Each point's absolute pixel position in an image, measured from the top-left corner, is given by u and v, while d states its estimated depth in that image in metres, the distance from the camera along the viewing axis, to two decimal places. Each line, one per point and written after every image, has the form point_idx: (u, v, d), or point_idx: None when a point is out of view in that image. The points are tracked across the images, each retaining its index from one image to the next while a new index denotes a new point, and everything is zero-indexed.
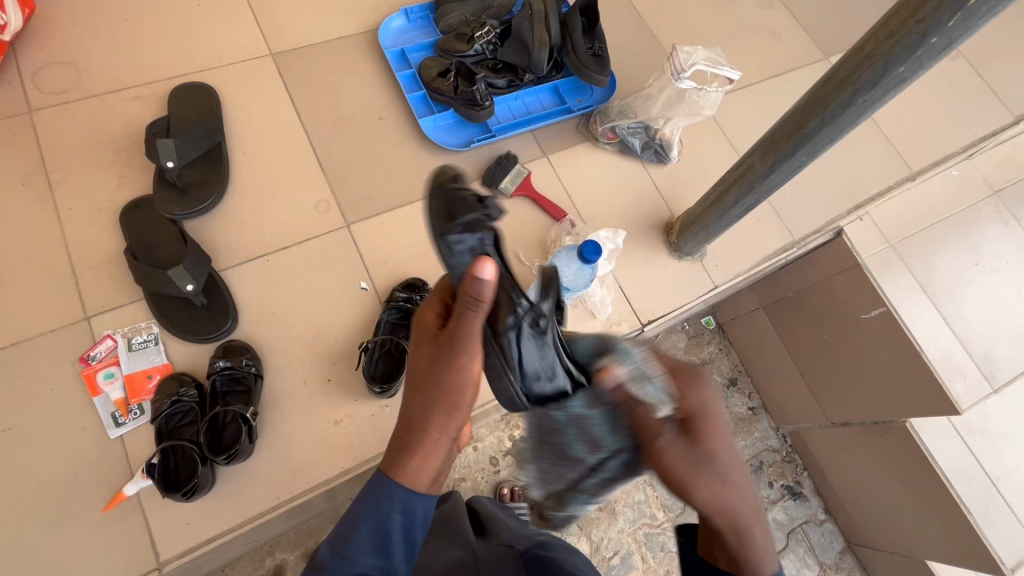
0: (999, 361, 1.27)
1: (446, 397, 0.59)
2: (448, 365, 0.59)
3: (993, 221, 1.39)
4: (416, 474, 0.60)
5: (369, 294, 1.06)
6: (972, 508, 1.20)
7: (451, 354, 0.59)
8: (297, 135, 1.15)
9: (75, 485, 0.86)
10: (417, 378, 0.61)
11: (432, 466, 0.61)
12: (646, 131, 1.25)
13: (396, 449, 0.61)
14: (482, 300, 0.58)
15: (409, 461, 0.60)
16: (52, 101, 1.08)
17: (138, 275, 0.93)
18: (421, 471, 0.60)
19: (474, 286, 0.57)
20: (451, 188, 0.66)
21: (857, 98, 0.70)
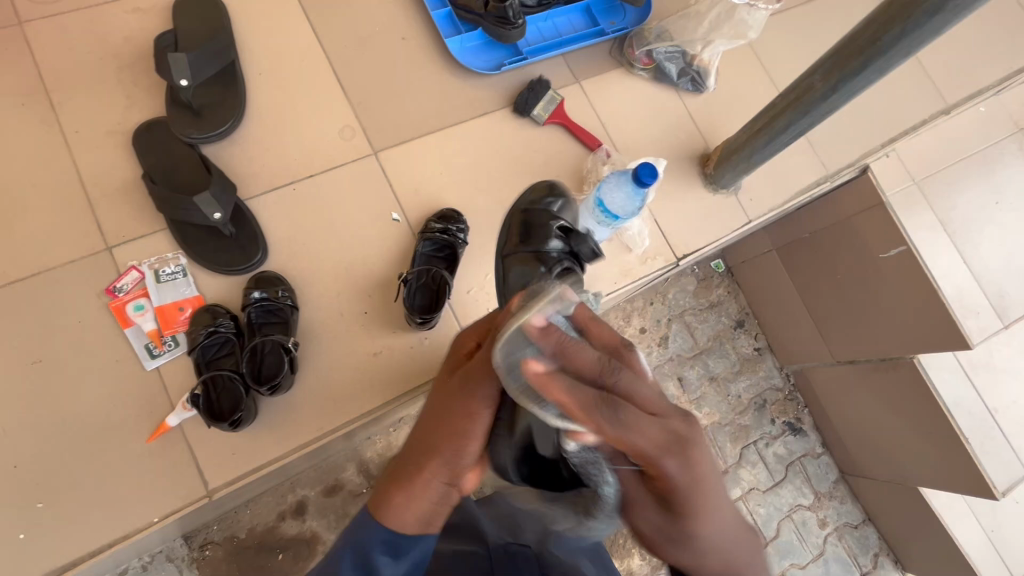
0: (1012, 299, 1.29)
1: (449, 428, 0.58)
2: (464, 410, 0.57)
3: (1017, 158, 1.38)
4: (400, 515, 0.59)
5: (401, 226, 1.02)
6: (971, 437, 1.26)
7: (467, 399, 0.57)
8: (315, 56, 1.07)
9: (115, 417, 0.85)
10: (440, 415, 0.59)
11: (410, 512, 0.59)
12: (683, 57, 1.19)
13: (385, 486, 0.60)
14: None
15: (393, 499, 0.59)
16: (43, 10, 0.98)
17: (161, 202, 0.88)
18: (406, 512, 0.59)
19: (514, 326, 0.52)
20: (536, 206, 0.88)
21: (948, 3, 0.66)
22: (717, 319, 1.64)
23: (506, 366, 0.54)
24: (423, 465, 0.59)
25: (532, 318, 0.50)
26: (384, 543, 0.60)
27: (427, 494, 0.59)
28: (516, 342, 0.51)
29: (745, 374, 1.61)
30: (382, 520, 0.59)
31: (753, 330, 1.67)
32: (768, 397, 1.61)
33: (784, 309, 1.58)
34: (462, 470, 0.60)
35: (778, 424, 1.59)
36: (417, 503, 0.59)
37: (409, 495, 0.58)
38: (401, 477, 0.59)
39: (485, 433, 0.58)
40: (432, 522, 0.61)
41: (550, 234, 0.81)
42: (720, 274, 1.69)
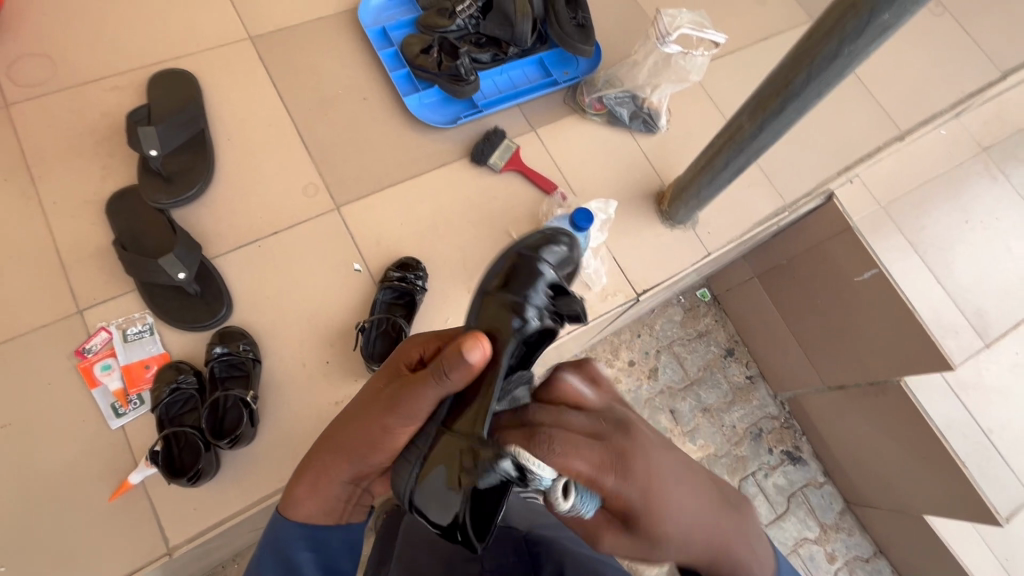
0: (991, 316, 1.26)
1: (360, 443, 0.59)
2: (380, 424, 0.57)
3: (982, 177, 1.38)
4: (304, 505, 0.62)
5: (363, 275, 1.06)
6: (968, 462, 1.21)
7: (385, 412, 0.57)
8: (281, 119, 1.14)
9: (80, 477, 0.87)
10: (358, 423, 0.59)
11: (312, 503, 0.62)
12: (634, 100, 1.24)
13: (298, 477, 0.64)
14: (447, 376, 0.53)
15: (302, 493, 0.62)
16: (28, 93, 1.06)
17: (128, 266, 0.92)
18: (312, 504, 0.62)
19: (453, 363, 0.52)
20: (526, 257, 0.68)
21: (843, 48, 0.70)
22: (706, 348, 1.63)
23: (427, 392, 0.54)
24: (335, 462, 0.61)
25: (466, 357, 0.52)
26: (302, 538, 0.62)
27: (333, 488, 0.62)
28: (446, 374, 0.53)
29: (739, 403, 1.58)
30: (292, 507, 0.62)
31: (743, 358, 1.65)
32: (765, 427, 1.58)
33: (768, 336, 1.58)
34: (370, 471, 0.61)
35: (776, 453, 1.56)
36: (324, 497, 0.62)
37: (318, 488, 0.62)
38: (316, 467, 0.62)
39: (397, 446, 0.58)
40: (343, 514, 0.64)
41: (536, 290, 0.63)
42: (706, 302, 1.69)
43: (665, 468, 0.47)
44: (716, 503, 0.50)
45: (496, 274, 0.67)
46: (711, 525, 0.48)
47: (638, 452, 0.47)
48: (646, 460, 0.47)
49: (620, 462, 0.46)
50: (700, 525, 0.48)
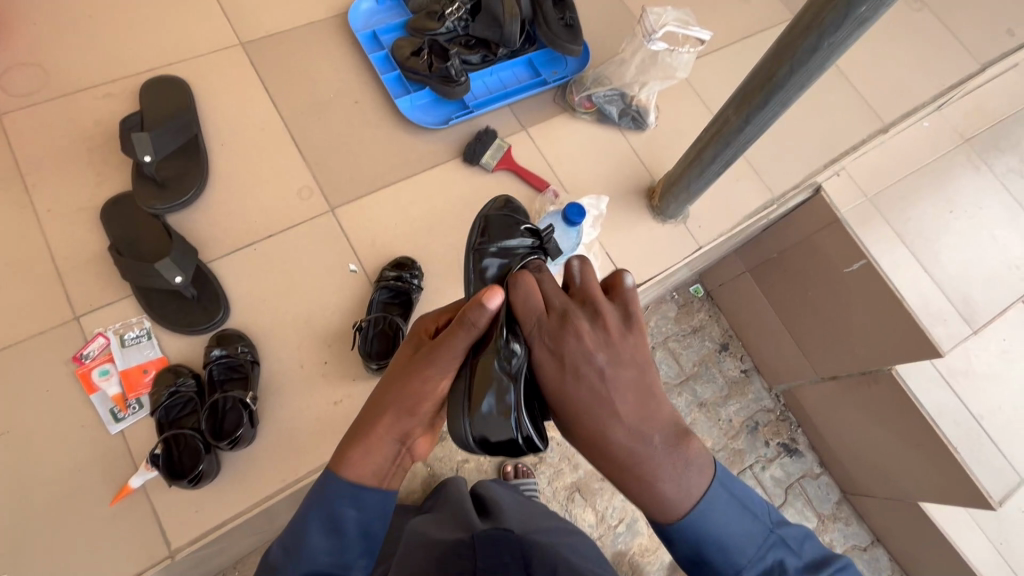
0: (977, 303, 1.29)
1: (407, 394, 0.62)
2: (421, 374, 0.62)
3: (965, 167, 1.41)
4: (360, 468, 0.61)
5: (359, 276, 1.06)
6: (960, 446, 1.23)
7: (426, 361, 0.62)
8: (275, 124, 1.14)
9: (80, 482, 0.87)
10: (402, 378, 0.63)
11: (365, 463, 0.61)
12: (623, 98, 1.26)
13: (345, 443, 0.63)
14: (477, 324, 0.60)
15: (353, 455, 0.62)
16: (21, 103, 1.06)
17: (125, 271, 0.93)
18: (365, 465, 0.61)
19: (474, 311, 0.60)
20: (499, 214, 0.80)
21: (824, 41, 0.72)
22: (701, 343, 1.65)
23: (464, 338, 0.61)
24: (383, 421, 0.62)
25: (488, 305, 0.60)
26: (349, 495, 0.61)
27: (382, 449, 0.62)
28: (473, 320, 0.60)
29: (734, 397, 1.60)
30: (340, 473, 0.61)
31: (738, 352, 1.67)
32: (760, 419, 1.60)
33: (762, 329, 1.60)
34: (416, 425, 0.63)
35: (772, 445, 1.57)
36: (377, 455, 0.62)
37: (367, 449, 0.62)
38: (361, 431, 0.62)
39: (439, 393, 0.63)
40: (391, 475, 0.64)
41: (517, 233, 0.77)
42: (699, 298, 1.72)
43: (569, 356, 0.59)
44: (620, 410, 0.55)
45: (478, 228, 0.77)
46: (596, 421, 0.55)
47: (558, 334, 0.60)
48: (554, 341, 0.60)
49: (536, 328, 0.61)
50: (580, 412, 0.56)
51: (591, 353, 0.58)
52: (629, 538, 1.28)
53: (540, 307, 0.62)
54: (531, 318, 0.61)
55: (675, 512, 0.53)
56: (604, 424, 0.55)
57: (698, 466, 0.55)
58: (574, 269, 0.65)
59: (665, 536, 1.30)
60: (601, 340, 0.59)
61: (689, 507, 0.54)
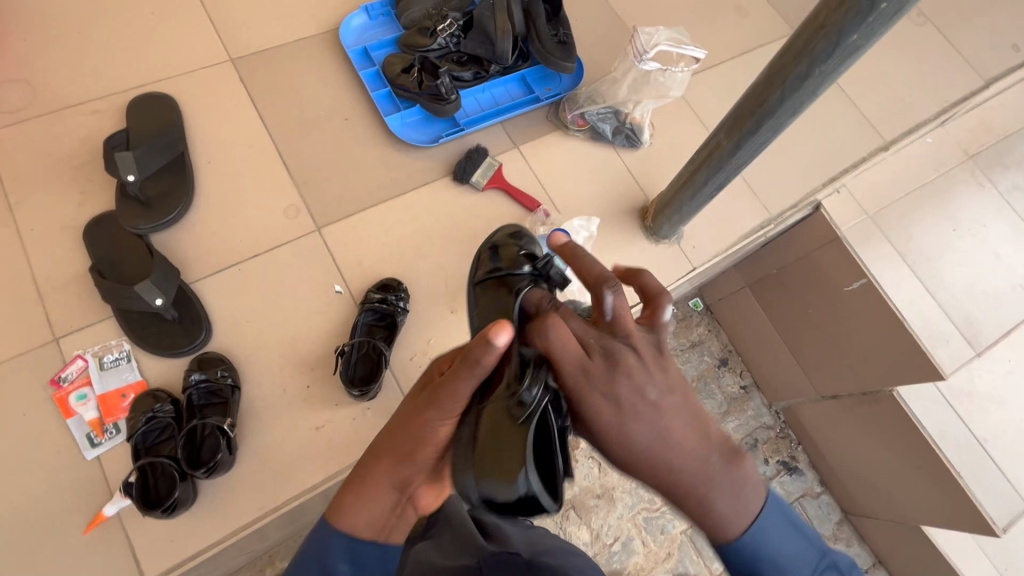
0: (981, 324, 1.25)
1: (407, 441, 0.60)
2: (420, 419, 0.59)
3: (969, 185, 1.38)
4: (355, 517, 0.60)
5: (344, 297, 1.05)
6: (962, 471, 1.20)
7: (425, 406, 0.59)
8: (263, 141, 1.13)
9: (54, 509, 0.85)
10: (402, 422, 0.61)
11: (361, 513, 0.60)
12: (617, 115, 1.23)
13: (343, 490, 0.62)
14: (481, 362, 0.55)
15: (347, 503, 0.61)
16: (7, 119, 1.06)
17: (105, 293, 0.91)
18: (360, 516, 0.60)
19: (481, 349, 0.55)
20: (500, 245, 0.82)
21: (814, 70, 0.70)
22: (700, 358, 1.61)
23: (465, 383, 0.57)
24: (383, 467, 0.61)
25: (495, 342, 0.54)
26: (346, 549, 0.60)
27: (379, 497, 0.60)
28: (479, 361, 0.56)
29: (733, 414, 1.57)
30: (337, 520, 0.60)
31: (738, 368, 1.63)
32: (760, 437, 1.57)
33: (760, 347, 1.57)
34: (416, 474, 0.61)
35: (772, 464, 1.54)
36: (374, 505, 0.60)
37: (364, 497, 0.60)
38: (361, 476, 0.62)
39: (441, 440, 0.60)
40: (389, 528, 0.61)
41: (520, 265, 0.78)
42: (699, 312, 1.67)
43: (625, 396, 0.51)
44: (684, 442, 0.50)
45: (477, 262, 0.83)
46: (661, 465, 0.50)
47: (608, 377, 0.52)
48: (605, 383, 0.52)
49: (580, 373, 0.53)
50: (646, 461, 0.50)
51: (644, 389, 0.51)
52: (624, 557, 1.25)
53: (579, 351, 0.54)
54: (571, 363, 0.53)
55: (733, 529, 0.51)
56: (674, 463, 0.49)
57: (755, 482, 0.52)
58: (607, 303, 0.55)
59: (661, 557, 1.27)
60: (649, 371, 0.52)
61: (746, 522, 0.51)
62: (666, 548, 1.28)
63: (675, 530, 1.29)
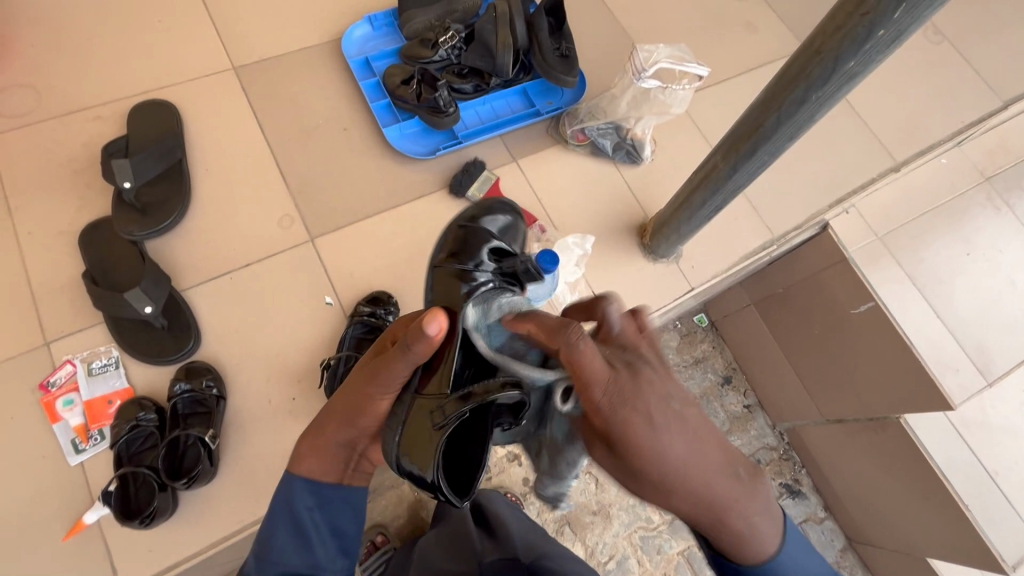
0: (994, 353, 1.20)
1: (352, 405, 0.62)
2: (363, 391, 0.61)
3: (984, 209, 1.33)
4: (309, 466, 0.65)
5: (334, 309, 1.04)
6: (971, 504, 1.15)
7: (369, 378, 0.61)
8: (261, 150, 1.14)
9: (36, 515, 0.85)
10: (351, 386, 0.63)
11: (313, 462, 0.65)
12: (617, 131, 1.21)
13: (300, 444, 0.67)
14: (414, 346, 0.57)
15: (303, 453, 0.66)
16: (11, 124, 1.07)
17: (95, 300, 0.92)
18: (314, 466, 0.65)
19: (413, 336, 0.56)
20: (472, 234, 0.82)
21: (811, 94, 0.68)
22: (702, 376, 1.58)
23: (396, 364, 0.58)
24: (331, 425, 0.64)
25: (426, 331, 0.56)
26: (308, 493, 0.65)
27: (325, 453, 0.65)
28: (410, 346, 0.57)
29: (735, 433, 1.53)
30: (295, 469, 0.65)
31: (741, 387, 1.60)
32: (762, 458, 1.53)
33: (763, 368, 1.53)
34: (361, 434, 0.64)
35: (774, 486, 1.50)
36: (324, 457, 0.65)
37: (317, 450, 0.65)
38: (314, 432, 0.65)
39: (381, 410, 0.62)
40: (343, 475, 0.67)
41: (483, 254, 0.77)
42: (703, 328, 1.64)
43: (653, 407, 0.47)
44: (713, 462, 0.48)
45: (442, 246, 0.81)
46: (706, 492, 0.47)
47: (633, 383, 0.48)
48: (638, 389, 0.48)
49: (615, 386, 0.48)
50: (698, 493, 0.47)
51: (670, 396, 0.49)
52: None
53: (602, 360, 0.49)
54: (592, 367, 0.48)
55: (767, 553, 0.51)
56: (715, 490, 0.47)
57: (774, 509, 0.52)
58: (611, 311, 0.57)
59: None
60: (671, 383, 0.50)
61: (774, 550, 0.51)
62: (660, 569, 1.25)
63: (671, 552, 1.26)
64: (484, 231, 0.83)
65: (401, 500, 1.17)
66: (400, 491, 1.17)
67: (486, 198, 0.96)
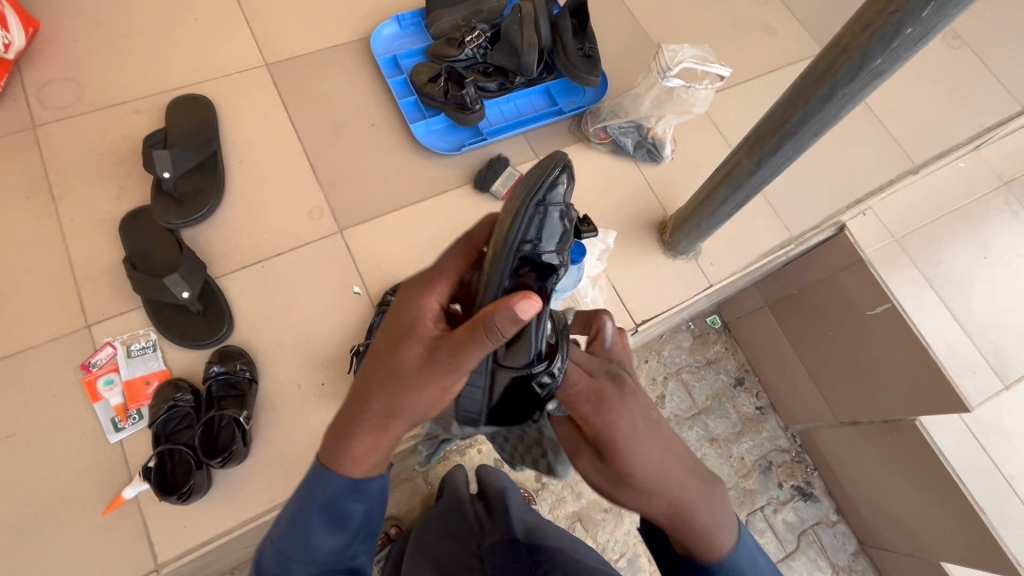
0: (1011, 356, 1.21)
1: (415, 400, 0.57)
2: (438, 384, 0.56)
3: (1002, 212, 1.33)
4: (362, 462, 0.60)
5: (362, 299, 1.07)
6: (986, 507, 1.16)
7: (443, 374, 0.55)
8: (292, 144, 1.17)
9: (77, 489, 0.89)
10: (408, 379, 0.56)
11: (365, 452, 0.60)
12: (638, 130, 1.24)
13: (339, 433, 0.60)
14: (505, 334, 0.53)
15: (351, 446, 0.59)
16: (55, 116, 1.12)
17: (135, 284, 0.95)
18: (369, 460, 0.60)
19: (504, 319, 0.51)
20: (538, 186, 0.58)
21: (837, 91, 0.70)
22: (716, 376, 1.59)
23: (484, 350, 0.54)
24: (391, 421, 0.58)
25: (520, 315, 0.51)
26: (346, 488, 0.61)
27: (387, 446, 0.60)
28: (500, 332, 0.52)
29: (748, 434, 1.54)
30: (342, 470, 0.60)
31: (754, 389, 1.61)
32: (774, 460, 1.53)
33: (778, 368, 1.54)
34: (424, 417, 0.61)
35: (786, 488, 1.50)
36: (380, 453, 0.60)
37: (374, 447, 0.59)
38: (370, 428, 0.58)
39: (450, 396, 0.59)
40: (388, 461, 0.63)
41: (553, 225, 0.59)
42: (717, 329, 1.66)
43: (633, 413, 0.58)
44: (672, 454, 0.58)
45: (514, 212, 0.57)
46: (662, 479, 0.56)
47: (617, 396, 0.60)
48: (618, 401, 0.59)
49: (596, 395, 0.59)
50: (667, 487, 0.56)
51: (647, 407, 0.60)
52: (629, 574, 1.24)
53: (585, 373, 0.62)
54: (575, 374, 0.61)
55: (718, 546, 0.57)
56: (676, 474, 0.57)
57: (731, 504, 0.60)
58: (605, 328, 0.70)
59: None
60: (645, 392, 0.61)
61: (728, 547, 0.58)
62: None
63: None
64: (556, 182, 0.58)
65: (414, 493, 1.20)
66: (412, 485, 1.20)
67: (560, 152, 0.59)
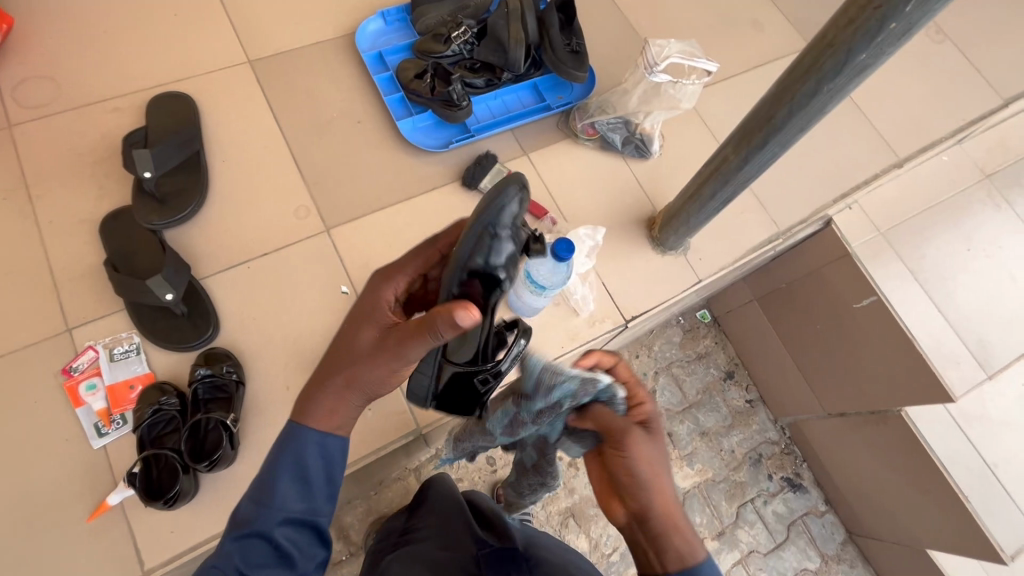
0: (994, 347, 1.23)
1: (364, 375, 0.65)
2: (383, 367, 0.65)
3: (985, 205, 1.35)
4: (323, 419, 0.66)
5: (350, 298, 1.06)
6: (971, 495, 1.17)
7: (385, 357, 0.64)
8: (276, 142, 1.15)
9: (60, 496, 0.87)
10: (361, 355, 0.66)
11: (324, 410, 0.66)
12: (627, 126, 1.24)
13: (306, 397, 0.67)
14: (444, 334, 0.61)
15: (315, 405, 0.66)
16: (32, 115, 1.09)
17: (116, 286, 0.93)
18: (328, 419, 0.66)
19: (446, 323, 0.60)
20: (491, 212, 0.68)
21: (823, 87, 0.70)
22: (706, 370, 1.60)
23: (424, 345, 0.62)
24: (348, 388, 0.66)
25: (459, 321, 0.59)
26: (314, 443, 0.65)
27: (349, 410, 0.67)
28: (441, 331, 0.61)
29: (738, 428, 1.55)
30: (310, 425, 0.65)
31: (743, 382, 1.62)
32: (764, 452, 1.55)
33: (767, 362, 1.55)
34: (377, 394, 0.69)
35: (776, 480, 1.52)
36: (339, 416, 0.66)
37: (333, 409, 0.66)
38: (327, 389, 0.66)
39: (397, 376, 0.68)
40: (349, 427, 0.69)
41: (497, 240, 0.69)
42: (706, 324, 1.66)
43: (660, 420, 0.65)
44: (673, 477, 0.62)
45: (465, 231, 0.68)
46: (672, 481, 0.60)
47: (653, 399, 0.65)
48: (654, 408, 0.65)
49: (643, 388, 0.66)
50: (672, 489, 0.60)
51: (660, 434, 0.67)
52: (622, 568, 1.24)
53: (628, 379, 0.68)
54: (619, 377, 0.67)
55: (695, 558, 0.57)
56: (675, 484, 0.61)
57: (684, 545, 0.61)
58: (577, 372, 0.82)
59: None
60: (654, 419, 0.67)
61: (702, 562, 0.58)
62: None
63: None
64: (502, 202, 0.69)
65: (407, 492, 1.19)
66: (406, 483, 1.20)
67: (515, 181, 0.69)
